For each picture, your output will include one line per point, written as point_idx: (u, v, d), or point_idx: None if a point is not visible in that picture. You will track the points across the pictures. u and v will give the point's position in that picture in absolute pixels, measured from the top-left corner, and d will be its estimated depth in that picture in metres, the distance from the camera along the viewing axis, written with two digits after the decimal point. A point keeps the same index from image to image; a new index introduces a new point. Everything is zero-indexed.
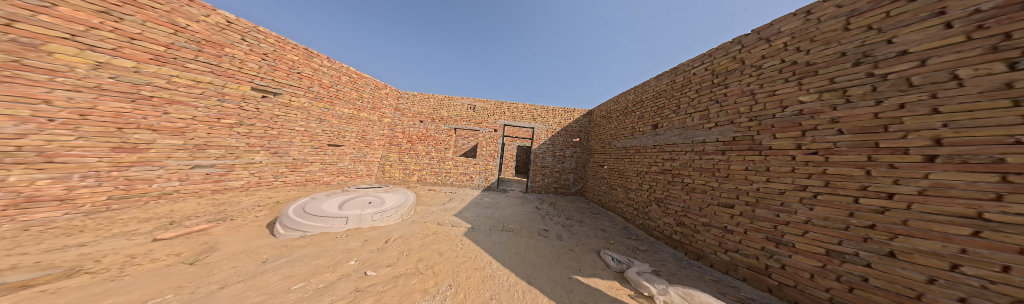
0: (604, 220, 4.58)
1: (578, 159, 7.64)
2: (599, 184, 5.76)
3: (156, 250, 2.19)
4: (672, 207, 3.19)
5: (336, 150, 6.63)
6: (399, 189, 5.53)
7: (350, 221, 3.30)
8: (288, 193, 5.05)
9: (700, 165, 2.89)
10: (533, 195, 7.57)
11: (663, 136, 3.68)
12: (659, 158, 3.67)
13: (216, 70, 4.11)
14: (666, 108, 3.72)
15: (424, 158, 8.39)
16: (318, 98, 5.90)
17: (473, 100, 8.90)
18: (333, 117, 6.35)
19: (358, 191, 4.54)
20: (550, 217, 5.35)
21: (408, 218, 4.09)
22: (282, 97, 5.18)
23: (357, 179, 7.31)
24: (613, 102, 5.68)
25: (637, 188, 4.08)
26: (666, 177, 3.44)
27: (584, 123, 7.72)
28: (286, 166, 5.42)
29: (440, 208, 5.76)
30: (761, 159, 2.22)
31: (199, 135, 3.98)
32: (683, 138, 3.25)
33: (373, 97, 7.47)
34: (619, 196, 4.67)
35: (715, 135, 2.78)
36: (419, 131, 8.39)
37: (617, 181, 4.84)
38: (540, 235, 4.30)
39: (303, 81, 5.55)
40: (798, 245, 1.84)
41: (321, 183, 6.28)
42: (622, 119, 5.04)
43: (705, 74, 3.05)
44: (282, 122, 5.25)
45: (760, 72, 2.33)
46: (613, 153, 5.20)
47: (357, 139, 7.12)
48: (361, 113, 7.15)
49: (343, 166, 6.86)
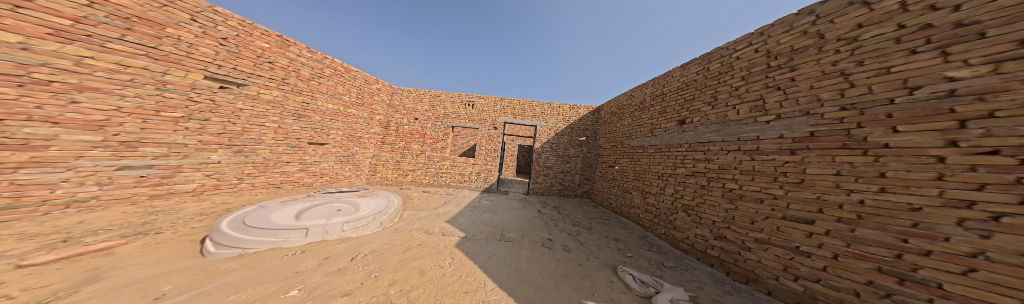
0: (616, 227, 4.15)
1: (584, 159, 7.20)
2: (609, 186, 5.34)
3: (4, 283, 1.48)
4: (707, 217, 2.79)
5: (319, 149, 5.96)
6: (380, 192, 4.98)
7: (312, 232, 2.68)
8: (252, 198, 4.37)
9: (752, 166, 2.42)
10: (535, 197, 7.12)
11: (693, 134, 3.26)
12: (686, 159, 3.28)
13: (150, 53, 3.33)
14: (696, 101, 3.30)
15: (419, 157, 7.75)
16: (292, 91, 5.18)
17: (472, 97, 8.33)
18: (314, 111, 5.65)
19: (326, 197, 3.90)
20: (552, 224, 4.89)
21: (389, 228, 3.54)
22: (247, 89, 4.49)
23: (343, 181, 6.64)
24: (625, 98, 5.28)
25: (659, 192, 3.67)
26: (699, 179, 3.01)
27: (591, 121, 7.28)
28: (254, 166, 4.74)
29: (430, 213, 5.18)
30: (867, 162, 1.58)
31: (128, 130, 3.24)
32: (723, 136, 2.82)
33: (361, 92, 6.76)
34: (634, 200, 4.26)
35: (774, 130, 2.27)
36: (414, 129, 7.75)
37: (632, 183, 4.43)
38: (543, 245, 3.80)
39: (275, 72, 4.85)
40: (951, 287, 1.19)
41: (298, 186, 5.59)
42: (637, 115, 4.65)
43: (761, 55, 2.51)
44: (248, 117, 4.55)
45: (860, 44, 1.69)
46: (626, 153, 4.80)
47: (343, 137, 6.45)
48: (348, 109, 6.43)
49: (325, 166, 6.17)
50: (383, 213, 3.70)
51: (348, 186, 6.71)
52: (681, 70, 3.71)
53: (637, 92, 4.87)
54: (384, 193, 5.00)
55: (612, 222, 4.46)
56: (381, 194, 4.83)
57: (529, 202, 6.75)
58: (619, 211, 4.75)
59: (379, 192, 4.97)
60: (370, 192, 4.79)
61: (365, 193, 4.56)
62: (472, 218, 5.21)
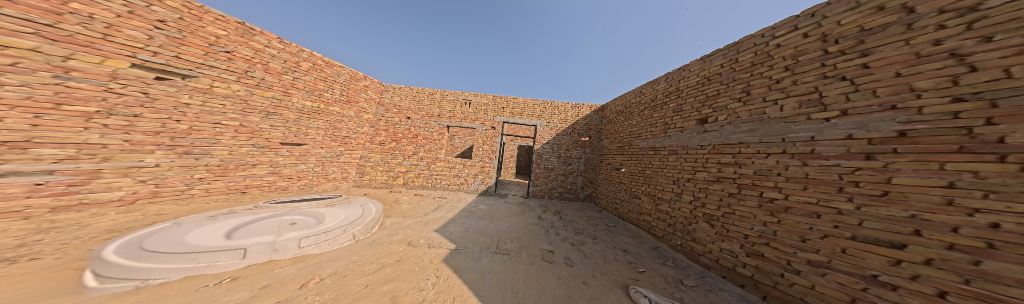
0: (623, 236, 3.89)
1: (586, 161, 6.91)
2: (614, 190, 5.05)
3: None
4: (735, 229, 2.52)
5: (295, 150, 5.63)
6: (354, 200, 4.46)
7: (252, 253, 2.15)
8: (210, 206, 3.92)
9: (804, 173, 2.02)
10: (535, 201, 6.83)
11: (717, 136, 2.94)
12: (708, 163, 2.99)
13: (43, 31, 2.63)
14: (722, 97, 2.98)
15: (410, 158, 7.48)
16: (258, 86, 4.82)
17: (468, 95, 8.02)
18: (290, 108, 5.40)
19: (280, 209, 3.31)
20: (553, 234, 4.55)
21: (364, 240, 3.09)
22: (195, 81, 3.96)
23: (322, 184, 6.27)
24: (633, 96, 5.03)
25: (676, 198, 3.34)
26: (728, 187, 2.69)
27: (595, 121, 6.97)
28: (207, 169, 4.25)
29: (418, 221, 4.63)
30: (1009, 173, 1.06)
31: (14, 128, 2.55)
32: (752, 136, 2.53)
33: (347, 90, 6.56)
34: (645, 205, 3.95)
35: (836, 129, 1.83)
36: (405, 129, 7.54)
37: (642, 187, 4.12)
38: (542, 259, 3.39)
39: (231, 64, 4.38)
40: None
41: (268, 190, 5.19)
42: (647, 114, 4.39)
43: (814, 40, 2.07)
44: (201, 114, 4.07)
45: (984, 14, 1.17)
46: (634, 154, 4.53)
47: (325, 137, 6.23)
48: (330, 107, 6.22)
49: (300, 169, 5.81)
50: (355, 224, 3.26)
51: (327, 190, 6.32)
52: (702, 63, 3.41)
53: (646, 89, 4.61)
54: (359, 200, 4.48)
55: (621, 230, 4.16)
56: (355, 202, 4.32)
57: (528, 207, 6.51)
58: (627, 217, 4.46)
59: (352, 199, 4.45)
60: (339, 200, 4.24)
61: (332, 201, 4.01)
62: (467, 226, 4.81)
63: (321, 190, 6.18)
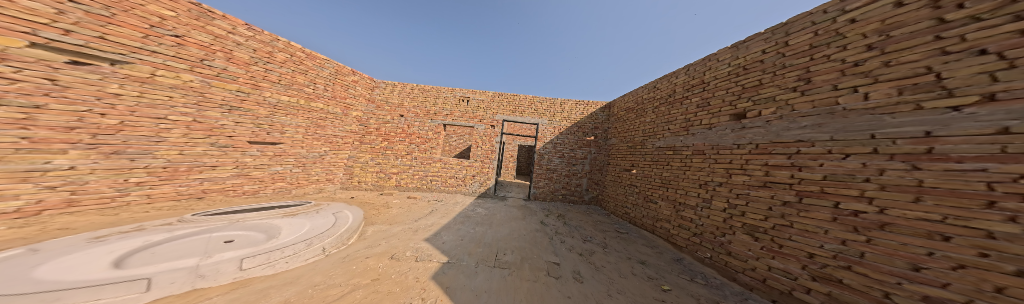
0: (639, 245, 3.56)
1: (592, 162, 6.58)
2: (626, 193, 4.72)
3: None
4: (794, 245, 2.07)
5: (272, 149, 5.18)
6: (326, 207, 3.86)
7: (164, 282, 1.51)
8: (150, 214, 3.29)
9: (918, 180, 1.41)
10: (539, 205, 6.53)
11: (765, 134, 2.47)
12: (749, 165, 2.58)
13: None
14: (771, 88, 2.49)
15: (404, 159, 7.45)
16: (218, 76, 4.23)
17: (466, 92, 7.90)
18: (261, 102, 4.89)
19: (221, 220, 2.64)
20: (559, 243, 4.15)
21: (336, 255, 2.63)
22: (128, 68, 3.27)
23: (303, 186, 5.86)
24: (642, 92, 4.79)
25: (709, 206, 2.94)
26: (782, 194, 2.23)
27: (601, 119, 6.67)
28: (151, 173, 3.63)
29: (406, 229, 4.08)
30: None
31: None
32: (820, 133, 1.99)
33: (333, 86, 6.25)
34: (665, 210, 3.58)
35: (971, 123, 1.22)
36: (398, 127, 7.42)
37: (660, 189, 3.73)
38: (548, 274, 2.92)
39: (181, 50, 3.77)
40: None
41: (231, 195, 4.60)
42: (664, 111, 4.07)
43: (917, 8, 1.48)
44: (139, 107, 3.41)
45: None
46: (648, 154, 4.21)
47: (305, 135, 5.76)
48: (309, 103, 5.75)
49: (273, 171, 5.26)
50: (325, 235, 2.77)
51: (312, 192, 6.04)
52: (734, 51, 3.01)
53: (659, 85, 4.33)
54: (332, 208, 3.89)
55: (635, 237, 3.87)
56: (326, 210, 3.73)
57: (530, 210, 6.29)
58: (642, 224, 4.11)
59: (324, 207, 3.85)
60: (304, 207, 3.61)
61: (293, 210, 3.37)
62: (465, 232, 4.40)
63: (303, 193, 5.82)
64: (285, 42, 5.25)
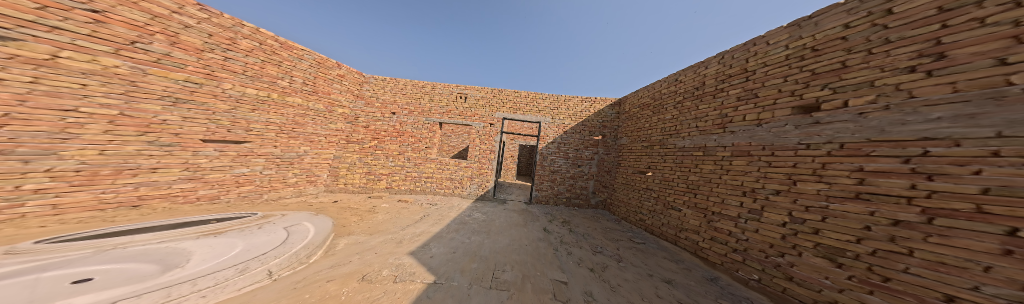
0: (663, 259, 3.13)
1: (599, 162, 6.33)
2: (644, 199, 4.25)
3: None
4: (914, 281, 1.33)
5: (240, 149, 4.49)
6: (274, 222, 3.07)
7: None
8: (50, 229, 2.48)
9: None
10: (540, 210, 6.41)
11: (861, 131, 1.66)
12: (828, 172, 1.85)
13: None
14: (865, 69, 1.68)
15: (396, 159, 6.79)
16: (157, 63, 3.42)
17: (463, 88, 7.34)
18: (220, 96, 4.11)
19: (79, 251, 1.71)
20: (563, 255, 3.68)
21: (287, 278, 1.91)
22: (17, 46, 2.47)
23: (276, 191, 5.10)
24: (659, 86, 4.29)
25: (757, 218, 2.38)
26: (892, 211, 1.46)
27: (610, 117, 6.31)
28: (56, 178, 2.78)
29: (387, 240, 3.45)
30: None
31: None
32: (975, 128, 1.17)
33: (314, 79, 5.52)
34: (692, 219, 3.12)
35: None
36: (390, 125, 6.74)
37: (686, 194, 3.26)
38: (554, 298, 2.32)
39: (100, 28, 2.92)
40: None
41: (179, 202, 3.80)
42: (688, 105, 3.45)
43: None
44: (36, 96, 2.59)
45: None
46: (666, 154, 3.76)
47: (280, 134, 5.04)
48: (282, 97, 4.96)
49: (237, 173, 4.46)
50: (268, 257, 2.02)
51: (288, 197, 5.29)
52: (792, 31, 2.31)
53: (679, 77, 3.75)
54: (282, 222, 3.12)
55: (650, 248, 3.54)
56: (274, 225, 2.96)
57: (533, 216, 5.97)
58: (659, 233, 3.75)
59: (272, 222, 3.06)
60: (231, 225, 2.74)
61: (216, 230, 2.53)
62: (458, 243, 3.85)
63: (277, 197, 5.07)
64: (252, 28, 4.51)
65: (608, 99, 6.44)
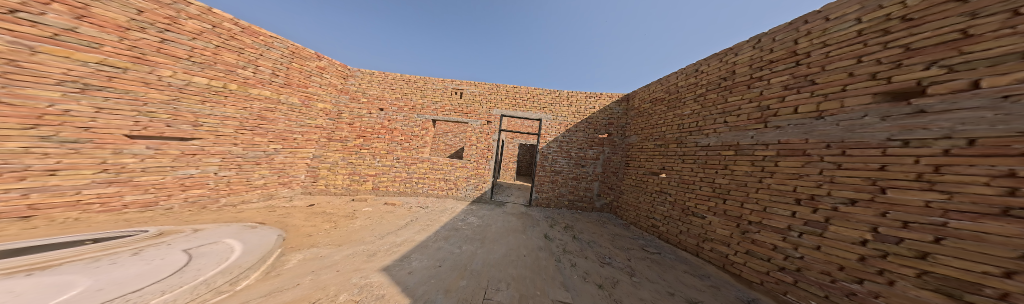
0: (684, 273, 2.76)
1: (604, 162, 6.03)
2: (659, 205, 3.99)
3: None
4: None
5: (184, 147, 3.51)
6: (172, 244, 2.10)
7: None
8: None
9: None
10: (540, 213, 5.99)
11: (1006, 121, 0.96)
12: (946, 178, 1.16)
13: None
14: (1005, 38, 0.98)
15: (383, 159, 6.11)
16: (56, 40, 2.47)
17: (459, 83, 6.76)
18: (154, 84, 3.14)
19: None
20: (567, 268, 3.21)
21: None
22: None
23: (239, 194, 4.18)
24: (674, 80, 3.93)
25: (818, 232, 1.76)
26: None
27: (617, 114, 5.94)
28: None
29: (343, 256, 2.68)
30: None
31: None
32: None
33: (286, 71, 4.65)
34: (720, 228, 2.73)
35: None
36: (377, 122, 6.06)
37: (710, 200, 2.87)
38: None
39: None
40: None
41: (94, 212, 2.83)
42: (716, 97, 2.93)
43: None
44: None
45: None
46: (685, 153, 3.36)
47: (254, 133, 4.29)
48: (242, 89, 4.03)
49: (180, 175, 3.51)
50: (147, 293, 1.36)
51: (254, 201, 4.37)
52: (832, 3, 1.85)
53: (701, 67, 3.32)
54: (185, 242, 2.17)
55: (666, 258, 3.29)
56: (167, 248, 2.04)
57: (534, 219, 5.58)
58: (677, 241, 3.54)
59: (166, 245, 2.07)
60: (73, 255, 1.68)
61: (42, 263, 1.49)
62: (446, 253, 3.34)
63: (240, 203, 4.13)
64: (201, 7, 3.57)
65: (615, 95, 6.07)
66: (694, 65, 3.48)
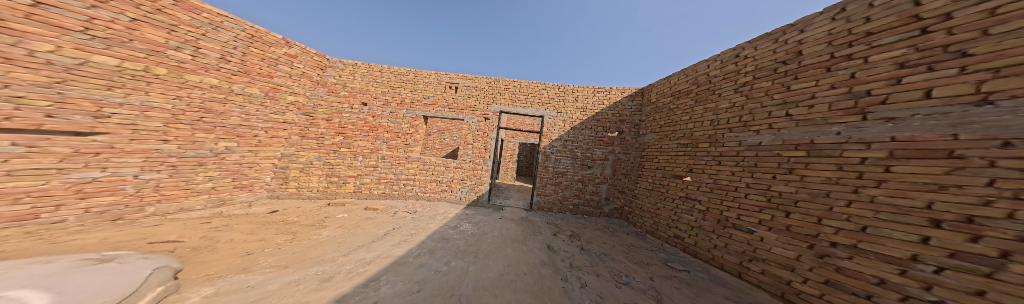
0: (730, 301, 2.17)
1: (615, 163, 5.46)
2: (686, 212, 3.56)
3: None
4: None
5: (89, 145, 2.50)
6: None
7: None
8: None
9: None
10: (542, 219, 5.39)
11: None
12: None
13: None
14: None
15: (366, 159, 5.33)
16: None
17: (454, 76, 6.04)
18: (20, 61, 2.11)
19: None
20: (576, 290, 2.55)
21: None
22: None
23: (174, 201, 3.17)
24: (706, 68, 3.50)
25: (989, 271, 1.07)
26: None
27: (629, 110, 5.36)
28: None
29: (274, 284, 2.03)
30: None
31: None
32: None
33: (242, 57, 3.72)
34: (779, 247, 2.19)
35: None
36: (360, 119, 5.26)
37: (764, 212, 2.35)
38: None
39: None
40: None
41: None
42: (776, 85, 2.40)
43: None
44: None
45: None
46: (725, 154, 2.89)
47: (204, 131, 3.39)
48: (174, 74, 3.06)
49: (72, 179, 2.43)
50: None
51: (199, 209, 3.39)
52: None
53: (746, 51, 2.86)
54: None
55: (696, 278, 2.76)
56: None
57: (534, 226, 4.98)
58: (709, 258, 3.08)
59: None
60: None
61: None
62: (427, 273, 2.74)
63: (176, 212, 3.13)
64: None
65: (627, 89, 5.49)
66: (733, 50, 3.06)
